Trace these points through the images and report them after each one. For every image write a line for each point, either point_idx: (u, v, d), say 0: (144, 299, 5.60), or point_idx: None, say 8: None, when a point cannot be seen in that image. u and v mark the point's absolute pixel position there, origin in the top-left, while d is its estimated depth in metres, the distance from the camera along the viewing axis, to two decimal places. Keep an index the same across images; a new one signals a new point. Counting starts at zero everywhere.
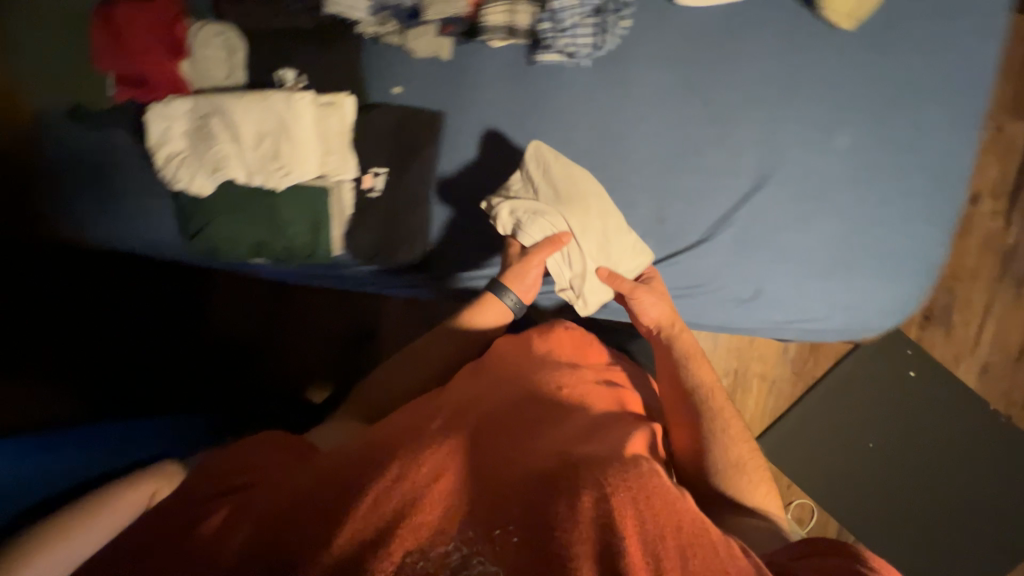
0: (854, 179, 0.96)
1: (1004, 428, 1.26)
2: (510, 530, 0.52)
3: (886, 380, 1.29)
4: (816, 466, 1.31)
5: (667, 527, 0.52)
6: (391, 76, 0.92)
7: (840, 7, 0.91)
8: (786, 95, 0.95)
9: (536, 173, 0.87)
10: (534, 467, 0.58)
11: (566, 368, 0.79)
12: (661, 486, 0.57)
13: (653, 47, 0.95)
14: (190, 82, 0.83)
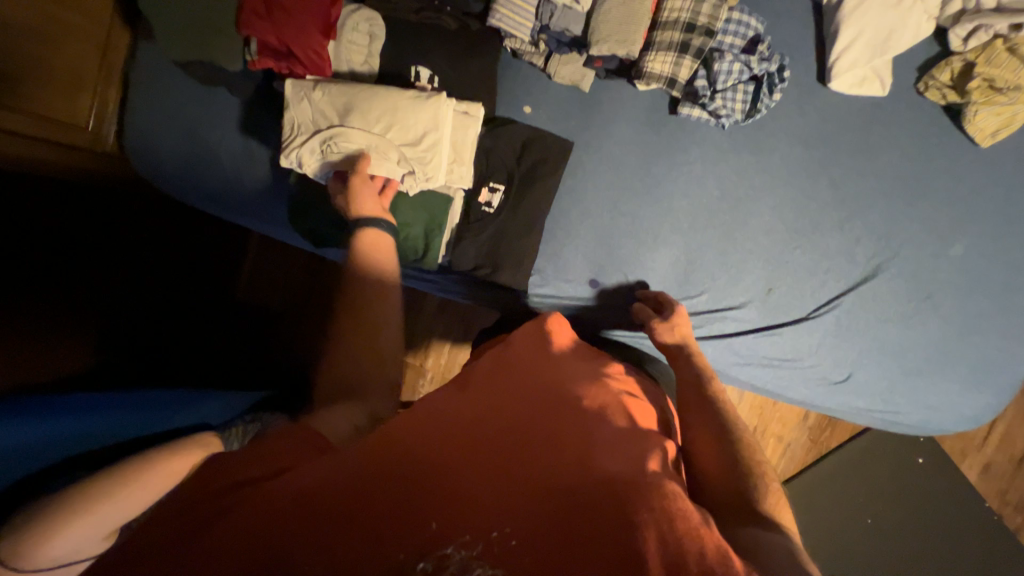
0: (988, 286, 0.83)
1: (985, 515, 1.42)
2: (523, 540, 0.40)
3: (893, 463, 1.43)
4: (825, 535, 1.40)
5: (690, 553, 0.40)
6: (523, 94, 0.88)
7: (983, 121, 0.78)
8: (948, 201, 0.82)
9: (294, 108, 0.79)
10: (542, 470, 0.46)
11: (590, 373, 0.63)
12: (683, 509, 0.44)
13: (805, 122, 0.83)
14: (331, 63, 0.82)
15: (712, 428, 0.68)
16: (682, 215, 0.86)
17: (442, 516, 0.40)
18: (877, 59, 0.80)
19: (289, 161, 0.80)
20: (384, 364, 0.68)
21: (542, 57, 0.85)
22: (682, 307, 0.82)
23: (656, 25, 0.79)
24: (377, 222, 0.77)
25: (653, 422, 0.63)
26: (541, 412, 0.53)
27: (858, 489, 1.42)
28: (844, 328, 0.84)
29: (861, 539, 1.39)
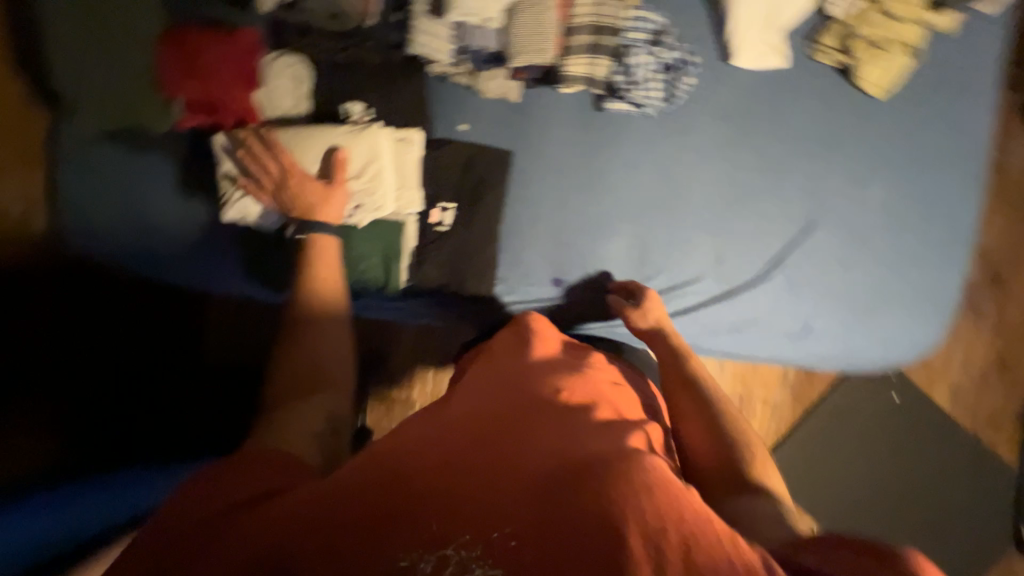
0: (911, 221, 0.90)
1: (960, 435, 1.50)
2: (513, 522, 0.40)
3: (874, 405, 1.50)
4: (825, 485, 1.46)
5: (674, 519, 0.41)
6: (457, 113, 0.90)
7: (870, 76, 0.86)
8: (860, 150, 0.89)
9: (234, 162, 0.81)
10: (529, 460, 0.46)
11: (572, 371, 0.66)
12: (668, 478, 0.45)
13: (721, 100, 0.89)
14: (260, 110, 0.84)
15: (695, 405, 0.73)
16: (628, 204, 0.90)
17: (432, 513, 0.41)
18: (770, 34, 0.87)
19: (231, 212, 0.83)
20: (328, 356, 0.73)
21: (469, 76, 0.88)
22: (651, 291, 0.87)
23: (568, 29, 0.83)
24: (329, 228, 0.83)
25: (638, 407, 0.67)
26: (521, 412, 0.55)
27: (847, 437, 1.48)
28: (795, 283, 0.89)
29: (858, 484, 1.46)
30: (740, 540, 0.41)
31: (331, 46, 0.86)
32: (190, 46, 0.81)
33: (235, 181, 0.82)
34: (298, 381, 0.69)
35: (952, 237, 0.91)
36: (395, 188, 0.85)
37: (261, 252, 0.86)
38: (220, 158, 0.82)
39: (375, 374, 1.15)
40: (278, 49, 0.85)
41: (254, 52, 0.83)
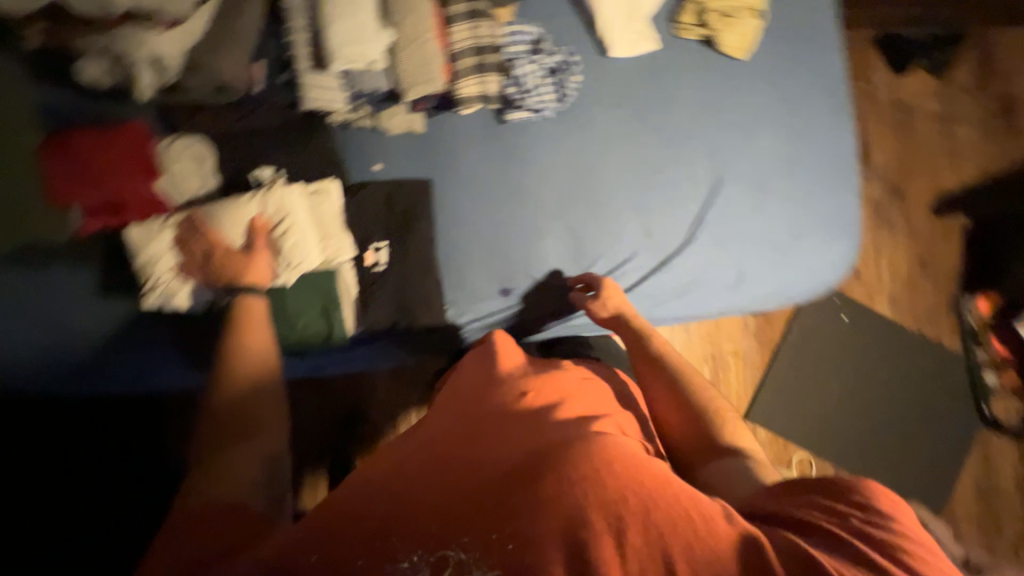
0: (803, 158, 0.98)
1: None
2: (504, 519, 0.51)
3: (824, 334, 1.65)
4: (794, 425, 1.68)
5: (628, 490, 0.53)
6: (368, 155, 0.92)
7: (731, 41, 0.95)
8: (742, 106, 0.98)
9: (150, 253, 0.77)
10: (506, 463, 0.57)
11: (535, 375, 0.76)
12: (621, 456, 0.57)
13: (608, 89, 0.96)
14: (167, 198, 0.81)
15: (665, 382, 0.80)
16: (550, 204, 0.95)
17: (440, 526, 0.51)
18: (633, 22, 0.95)
19: (152, 299, 0.78)
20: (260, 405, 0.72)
21: (371, 118, 0.90)
22: (609, 280, 0.90)
23: (452, 54, 0.84)
24: (258, 291, 0.81)
25: (610, 399, 0.76)
26: (501, 427, 0.64)
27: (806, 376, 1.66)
28: (717, 238, 0.95)
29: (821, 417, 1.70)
30: (702, 504, 0.54)
31: (225, 118, 0.85)
32: (72, 146, 0.76)
33: (155, 273, 0.77)
34: (226, 427, 0.69)
35: (841, 164, 1.00)
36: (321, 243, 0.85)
37: (199, 335, 0.84)
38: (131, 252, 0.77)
39: (355, 431, 1.10)
40: (169, 132, 0.82)
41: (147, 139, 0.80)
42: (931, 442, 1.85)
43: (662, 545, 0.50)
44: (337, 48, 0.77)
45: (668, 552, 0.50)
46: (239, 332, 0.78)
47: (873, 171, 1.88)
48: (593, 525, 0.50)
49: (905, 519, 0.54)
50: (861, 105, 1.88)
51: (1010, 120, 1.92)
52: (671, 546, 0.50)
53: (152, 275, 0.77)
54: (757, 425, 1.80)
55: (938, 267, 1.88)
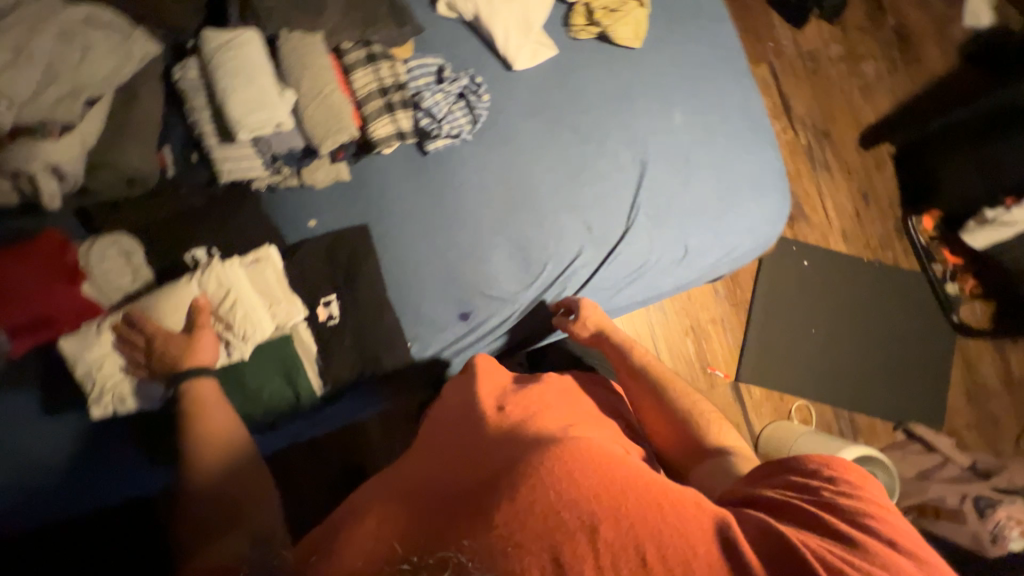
0: (718, 124, 1.02)
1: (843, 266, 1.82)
2: (483, 524, 0.52)
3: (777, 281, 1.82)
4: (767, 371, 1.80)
5: (600, 486, 0.54)
6: (302, 213, 0.93)
7: (625, 31, 0.99)
8: (647, 89, 1.02)
9: (90, 361, 0.74)
10: (490, 475, 0.59)
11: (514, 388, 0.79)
12: (595, 454, 0.59)
13: (519, 101, 0.99)
14: (99, 301, 0.79)
15: (650, 392, 0.82)
16: (488, 221, 0.96)
17: (427, 542, 0.53)
18: (531, 32, 0.98)
19: (101, 407, 0.75)
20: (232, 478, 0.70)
21: (295, 175, 0.91)
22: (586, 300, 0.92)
23: (359, 100, 0.86)
24: (210, 371, 0.77)
25: (594, 407, 0.79)
26: (485, 445, 0.67)
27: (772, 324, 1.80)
28: (655, 219, 0.98)
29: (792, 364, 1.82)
30: (673, 492, 0.55)
31: (148, 208, 0.85)
32: None
33: (99, 377, 0.75)
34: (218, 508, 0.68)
35: (756, 123, 1.03)
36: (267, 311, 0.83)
37: (160, 431, 0.81)
38: (71, 363, 0.74)
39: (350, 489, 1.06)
40: (92, 233, 0.82)
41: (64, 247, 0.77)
42: (914, 361, 1.91)
43: (633, 536, 0.50)
44: (237, 116, 0.75)
45: (640, 542, 0.50)
46: (198, 420, 0.74)
47: (798, 120, 1.97)
48: (565, 523, 0.51)
49: (868, 489, 0.56)
50: (771, 62, 1.98)
51: (907, 46, 2.04)
52: (642, 536, 0.50)
53: (97, 380, 0.75)
54: (750, 384, 1.84)
55: (879, 196, 1.97)
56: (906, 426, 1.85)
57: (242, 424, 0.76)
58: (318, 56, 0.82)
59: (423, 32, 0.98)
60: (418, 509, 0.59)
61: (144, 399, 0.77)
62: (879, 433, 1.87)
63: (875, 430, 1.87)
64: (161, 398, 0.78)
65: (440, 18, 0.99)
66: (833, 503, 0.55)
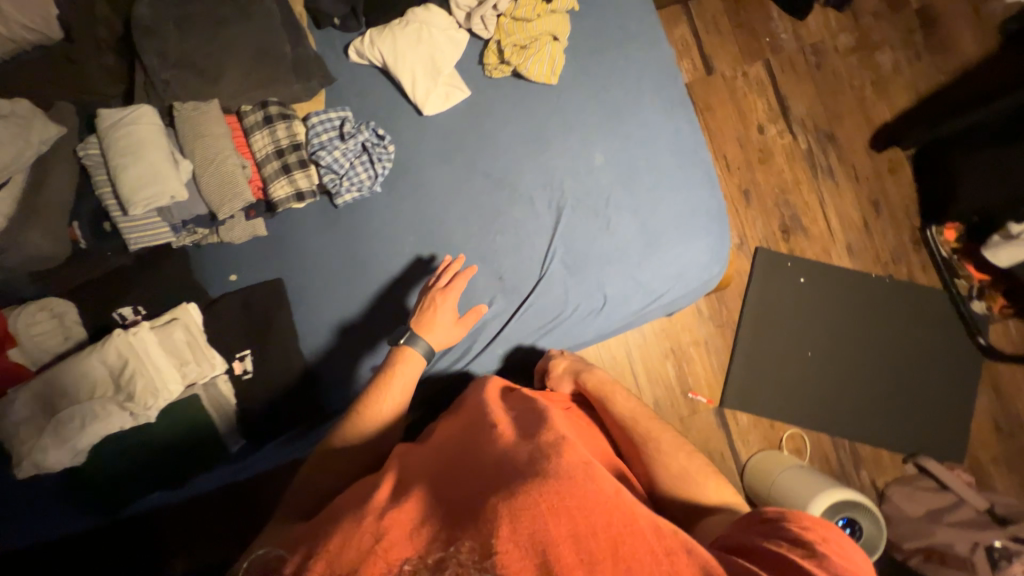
0: (645, 161, 0.95)
1: (838, 268, 1.75)
2: (481, 537, 0.49)
3: (777, 284, 1.74)
4: (755, 383, 1.71)
5: (597, 521, 0.49)
6: (223, 267, 0.95)
7: (536, 68, 0.93)
8: (567, 126, 0.96)
9: (12, 426, 0.79)
10: (491, 485, 0.56)
11: (532, 403, 0.76)
12: (599, 484, 0.53)
13: (432, 146, 0.97)
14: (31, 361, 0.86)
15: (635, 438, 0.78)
16: (396, 270, 0.96)
17: (433, 541, 0.51)
18: (440, 77, 0.95)
19: (25, 470, 0.79)
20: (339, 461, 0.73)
21: (213, 233, 0.93)
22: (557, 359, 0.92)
23: (258, 163, 0.90)
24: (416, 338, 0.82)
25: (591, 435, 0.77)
26: (489, 448, 0.65)
27: (769, 331, 1.72)
28: (569, 265, 0.94)
29: (789, 378, 1.70)
30: (663, 529, 0.50)
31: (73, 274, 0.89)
32: None
33: (18, 441, 0.79)
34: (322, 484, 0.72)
35: (688, 157, 0.95)
36: (174, 370, 0.85)
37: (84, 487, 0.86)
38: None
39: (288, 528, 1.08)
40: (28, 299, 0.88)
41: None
42: (932, 388, 1.69)
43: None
44: (130, 191, 0.79)
45: None
46: (384, 383, 0.78)
47: (797, 122, 1.79)
48: (558, 560, 0.46)
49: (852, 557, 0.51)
50: (767, 58, 1.80)
51: (931, 30, 1.80)
52: None
53: (17, 444, 0.79)
54: (736, 410, 1.71)
55: (892, 203, 1.77)
56: (915, 459, 1.64)
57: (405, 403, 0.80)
58: (212, 125, 0.85)
59: (335, 82, 0.98)
60: (433, 505, 0.57)
61: (59, 460, 0.80)
62: (886, 466, 1.68)
63: (881, 462, 1.68)
64: (76, 458, 0.81)
65: (352, 66, 0.99)
66: (823, 559, 0.49)
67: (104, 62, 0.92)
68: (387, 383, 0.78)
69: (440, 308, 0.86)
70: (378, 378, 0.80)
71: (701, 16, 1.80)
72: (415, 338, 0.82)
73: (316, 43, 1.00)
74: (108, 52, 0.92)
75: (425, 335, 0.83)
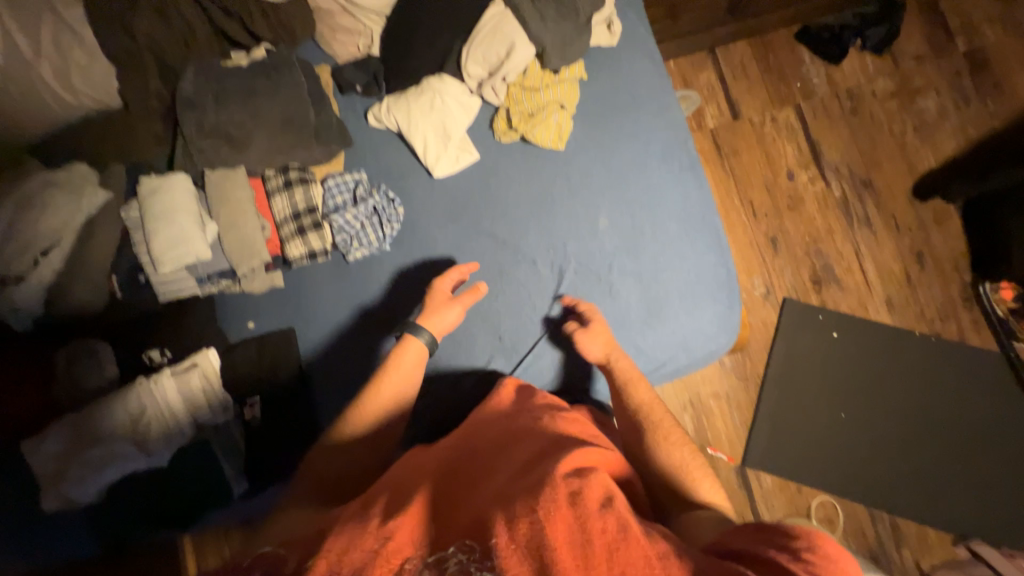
0: (651, 224, 0.94)
1: (878, 323, 1.63)
2: (479, 543, 0.52)
3: (812, 336, 1.63)
4: (786, 442, 1.59)
5: (593, 527, 0.50)
6: (241, 315, 0.99)
7: (543, 135, 0.96)
8: (573, 189, 0.97)
9: (41, 462, 0.85)
10: (491, 498, 0.58)
11: (537, 415, 0.77)
12: (593, 491, 0.54)
13: (442, 206, 1.01)
14: (59, 399, 0.91)
15: (635, 435, 0.80)
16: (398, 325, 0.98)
17: (433, 544, 0.54)
18: (451, 142, 0.99)
19: (53, 501, 0.86)
20: (356, 450, 0.80)
21: (234, 281, 0.96)
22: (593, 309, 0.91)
23: (277, 224, 0.97)
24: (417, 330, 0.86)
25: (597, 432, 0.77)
26: (492, 466, 0.68)
27: (801, 386, 1.61)
28: (568, 329, 0.95)
29: (824, 439, 1.57)
30: (657, 539, 0.51)
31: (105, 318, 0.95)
32: None
33: (47, 474, 0.86)
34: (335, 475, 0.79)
35: (695, 222, 0.94)
36: (187, 419, 0.91)
37: (97, 522, 0.90)
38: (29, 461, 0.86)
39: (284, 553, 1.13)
40: (62, 338, 0.93)
41: (23, 359, 0.89)
42: (987, 461, 1.52)
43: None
44: (161, 252, 0.88)
45: None
46: (395, 360, 0.84)
47: (831, 168, 1.72)
48: (556, 560, 0.47)
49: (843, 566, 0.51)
50: (798, 104, 1.75)
51: (981, 75, 1.70)
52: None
53: (46, 477, 0.86)
54: (759, 471, 1.59)
55: (938, 255, 1.65)
56: (966, 541, 1.47)
57: (413, 385, 0.85)
58: (239, 192, 0.93)
59: (353, 144, 1.03)
60: (432, 516, 0.59)
61: (83, 494, 0.87)
62: (931, 544, 1.51)
63: (926, 539, 1.51)
64: (98, 493, 0.88)
65: (371, 130, 1.04)
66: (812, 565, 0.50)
67: (151, 127, 1.01)
68: (394, 359, 0.84)
69: (445, 296, 0.91)
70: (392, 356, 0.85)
71: (729, 61, 1.78)
72: (416, 327, 0.87)
73: (339, 107, 1.06)
74: (156, 119, 1.01)
75: (425, 325, 0.88)
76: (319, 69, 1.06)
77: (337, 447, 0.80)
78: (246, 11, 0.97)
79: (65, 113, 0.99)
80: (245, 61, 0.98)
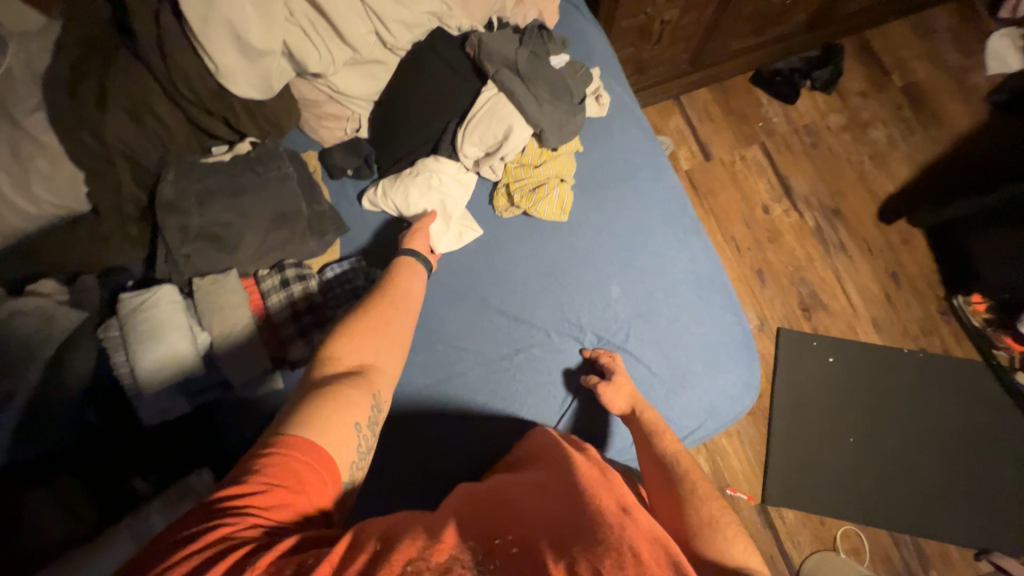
0: (662, 289, 0.95)
1: (868, 344, 1.68)
2: (487, 548, 0.51)
3: (810, 364, 1.66)
4: (802, 473, 1.57)
5: None
6: (233, 427, 0.89)
7: (546, 210, 0.95)
8: (579, 258, 0.96)
9: None
10: (542, 534, 0.53)
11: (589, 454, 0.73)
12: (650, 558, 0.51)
13: (448, 285, 0.96)
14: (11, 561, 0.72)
15: (662, 483, 0.72)
16: (410, 417, 0.89)
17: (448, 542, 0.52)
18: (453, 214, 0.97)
19: None
20: (378, 352, 0.74)
21: (225, 388, 0.88)
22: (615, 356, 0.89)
23: (275, 326, 0.90)
24: (405, 251, 0.90)
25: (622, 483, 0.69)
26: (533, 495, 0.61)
27: (807, 414, 1.62)
28: (592, 405, 0.91)
29: (837, 465, 1.57)
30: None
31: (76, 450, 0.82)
32: None
33: None
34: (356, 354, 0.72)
35: (702, 284, 0.96)
36: None
37: None
38: None
39: None
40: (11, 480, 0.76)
41: None
42: (990, 471, 1.55)
43: None
44: (147, 373, 0.80)
45: None
46: (405, 272, 0.87)
47: (801, 198, 1.81)
48: None
49: None
50: (763, 142, 1.85)
51: (920, 107, 1.86)
52: None
53: None
54: (781, 507, 1.56)
55: (910, 273, 1.74)
56: (988, 556, 1.47)
57: (419, 290, 0.87)
58: (229, 296, 0.87)
59: (349, 230, 1.00)
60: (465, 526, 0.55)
61: None
62: (956, 563, 1.51)
63: (950, 558, 1.51)
64: None
65: (365, 214, 1.01)
66: None
67: (124, 233, 0.91)
68: (398, 271, 0.86)
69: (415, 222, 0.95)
70: (399, 267, 0.87)
71: (695, 106, 1.87)
72: (405, 251, 0.90)
73: (330, 192, 1.02)
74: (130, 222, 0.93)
75: (413, 250, 0.90)
76: (306, 156, 1.02)
77: (351, 331, 0.75)
78: (231, 112, 0.91)
79: (26, 225, 0.90)
80: (228, 155, 0.94)
